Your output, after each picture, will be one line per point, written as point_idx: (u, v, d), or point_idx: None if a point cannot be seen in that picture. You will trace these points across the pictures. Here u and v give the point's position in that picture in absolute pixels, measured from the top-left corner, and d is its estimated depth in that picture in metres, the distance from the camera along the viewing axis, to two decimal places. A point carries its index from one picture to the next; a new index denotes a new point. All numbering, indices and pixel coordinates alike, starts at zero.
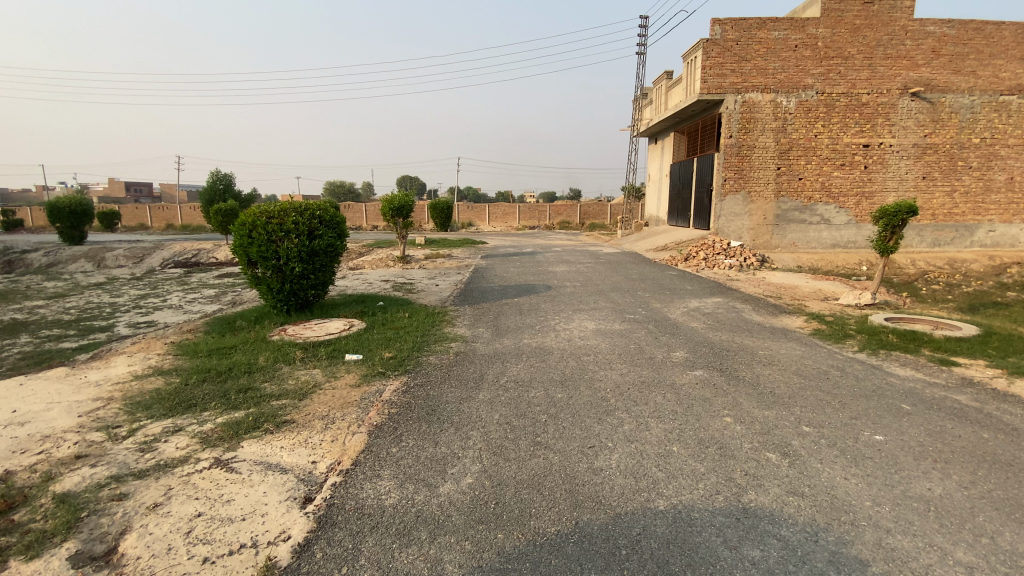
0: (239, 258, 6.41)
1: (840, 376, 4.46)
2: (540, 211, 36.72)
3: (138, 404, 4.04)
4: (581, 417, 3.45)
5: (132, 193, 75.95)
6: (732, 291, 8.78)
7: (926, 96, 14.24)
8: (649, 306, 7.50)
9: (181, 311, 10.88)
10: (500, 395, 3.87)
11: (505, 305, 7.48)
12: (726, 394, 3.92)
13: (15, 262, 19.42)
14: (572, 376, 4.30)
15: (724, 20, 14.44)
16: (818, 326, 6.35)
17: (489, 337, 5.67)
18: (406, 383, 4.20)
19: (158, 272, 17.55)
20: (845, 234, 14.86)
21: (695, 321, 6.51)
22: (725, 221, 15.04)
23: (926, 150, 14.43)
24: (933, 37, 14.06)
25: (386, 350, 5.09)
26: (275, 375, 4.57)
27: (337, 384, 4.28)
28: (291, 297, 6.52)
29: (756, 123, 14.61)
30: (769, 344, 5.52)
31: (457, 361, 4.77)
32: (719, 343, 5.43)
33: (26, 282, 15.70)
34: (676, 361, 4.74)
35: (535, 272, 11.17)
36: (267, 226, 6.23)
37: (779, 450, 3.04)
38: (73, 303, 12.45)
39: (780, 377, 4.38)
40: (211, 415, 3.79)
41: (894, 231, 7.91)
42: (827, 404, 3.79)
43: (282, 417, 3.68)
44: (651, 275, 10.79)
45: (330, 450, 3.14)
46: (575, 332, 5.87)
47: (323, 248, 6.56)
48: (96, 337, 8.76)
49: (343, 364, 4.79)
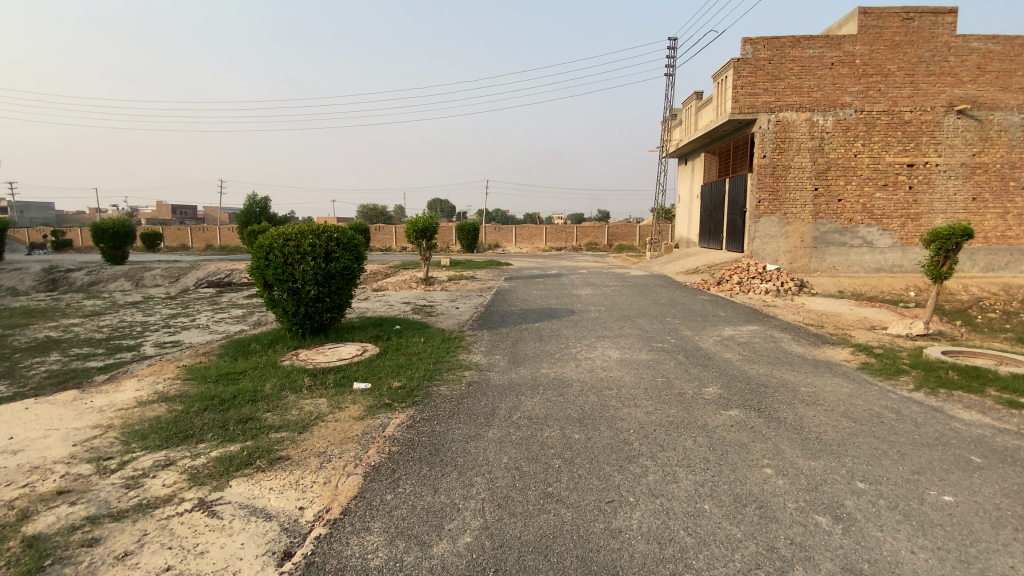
0: (256, 280, 6.29)
1: (895, 420, 3.96)
2: (567, 232, 36.41)
3: (135, 433, 3.88)
4: (599, 464, 3.09)
5: (179, 215, 79.63)
6: (767, 318, 8.25)
7: (973, 113, 13.47)
8: (678, 333, 7.06)
9: (207, 332, 10.94)
10: (512, 434, 3.54)
11: (525, 330, 7.17)
12: (765, 440, 3.49)
13: (60, 281, 20.22)
14: (591, 413, 3.93)
15: (756, 38, 14.11)
16: (865, 359, 5.80)
17: (506, 365, 5.36)
18: (414, 417, 3.93)
19: (191, 291, 17.94)
20: (889, 258, 14.04)
21: (729, 352, 6.05)
22: (760, 243, 14.46)
23: (975, 170, 13.59)
24: (980, 53, 13.35)
25: (395, 378, 4.82)
26: (279, 405, 4.35)
27: (340, 416, 4.03)
28: (307, 320, 6.36)
29: (791, 142, 14.09)
30: (811, 379, 5.02)
31: (470, 392, 4.46)
32: (756, 378, 4.98)
33: (67, 299, 16.22)
34: (706, 398, 4.33)
35: (558, 295, 10.85)
36: (284, 248, 6.11)
37: (831, 513, 2.61)
38: (106, 321, 12.74)
39: (825, 419, 3.91)
40: (205, 448, 3.58)
41: (948, 256, 7.28)
42: (883, 455, 3.32)
43: (277, 453, 3.43)
44: (681, 299, 10.32)
45: (320, 495, 2.87)
46: (597, 362, 5.50)
47: (340, 271, 6.41)
48: (122, 357, 8.83)
49: (350, 394, 4.54)
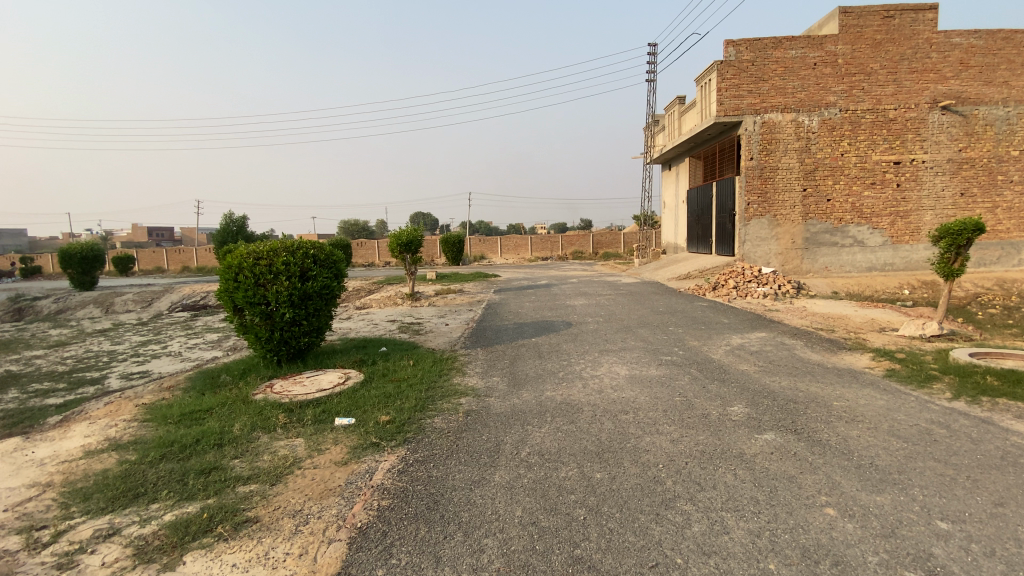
0: (225, 304, 5.70)
1: (949, 438, 3.53)
2: (553, 241, 36.14)
3: (77, 492, 3.27)
4: (631, 513, 2.59)
5: (156, 237, 78.10)
6: (773, 324, 7.86)
7: (957, 109, 13.45)
8: (685, 344, 6.62)
9: (179, 359, 10.20)
10: (523, 477, 3.02)
11: (522, 347, 6.66)
12: (815, 470, 3.04)
13: (24, 310, 19.16)
14: (610, 445, 3.44)
15: (738, 41, 13.96)
16: (890, 365, 5.41)
17: (505, 389, 4.83)
18: (407, 458, 3.39)
19: (165, 316, 17.08)
20: (881, 257, 13.88)
21: (744, 363, 5.61)
22: (752, 246, 14.22)
23: (962, 166, 13.55)
24: (961, 49, 13.37)
25: (382, 411, 4.27)
26: (249, 449, 3.77)
27: (319, 461, 3.47)
28: (282, 346, 5.77)
29: (778, 144, 13.92)
30: (839, 391, 4.59)
31: (468, 424, 3.94)
32: (781, 393, 4.52)
33: (31, 329, 15.29)
34: (734, 419, 3.87)
35: (552, 306, 10.38)
36: (254, 268, 5.54)
37: (923, 567, 2.15)
38: (71, 352, 11.89)
39: (872, 441, 3.48)
40: (157, 510, 3.00)
41: (959, 252, 6.98)
42: (952, 484, 2.90)
43: (244, 514, 2.86)
44: (679, 306, 9.93)
45: (294, 572, 2.32)
46: (605, 380, 5.02)
47: (317, 290, 5.85)
48: (84, 392, 8.10)
49: (331, 432, 3.96)
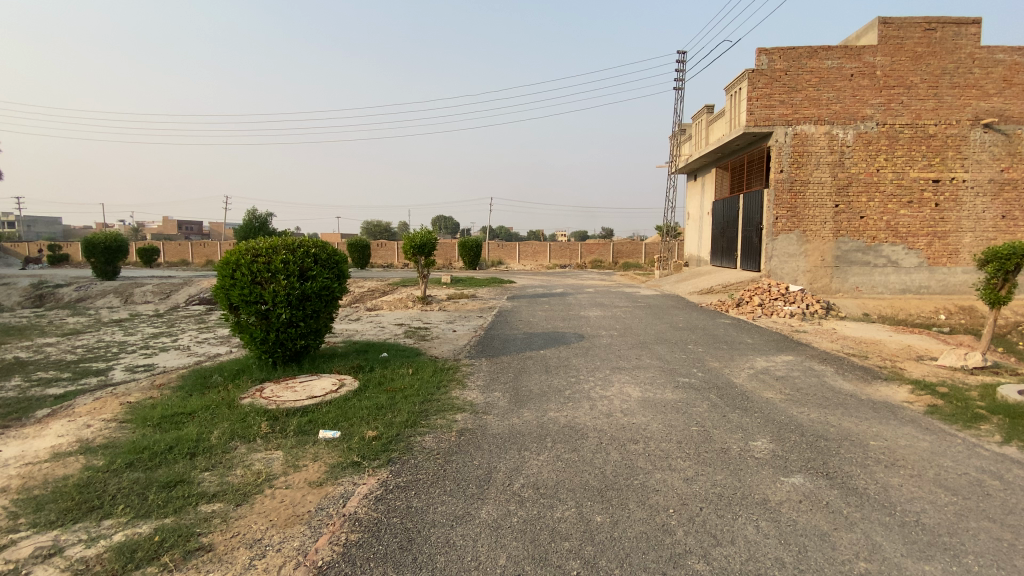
0: (221, 303, 5.45)
1: (1004, 492, 3.05)
2: (572, 249, 35.73)
3: (30, 501, 3.02)
4: (634, 572, 2.21)
5: (184, 230, 79.97)
6: (800, 347, 7.35)
7: (1000, 127, 12.71)
8: (704, 365, 6.18)
9: (186, 354, 10.09)
10: (513, 516, 2.66)
11: (530, 359, 6.30)
12: (851, 527, 2.61)
13: (47, 296, 19.48)
14: (614, 481, 3.06)
15: (771, 49, 13.47)
16: (931, 401, 4.90)
17: (506, 407, 4.47)
18: (388, 483, 3.06)
19: (180, 309, 17.13)
20: (916, 279, 13.15)
21: (768, 390, 5.16)
22: (778, 262, 13.67)
23: (1004, 187, 12.80)
24: (1006, 65, 12.63)
25: (369, 424, 3.95)
26: (222, 461, 3.50)
27: (292, 480, 3.16)
28: (278, 348, 5.50)
29: (810, 157, 13.34)
30: (876, 429, 4.11)
31: (461, 445, 3.61)
32: (809, 428, 4.07)
33: (50, 316, 15.45)
34: (756, 457, 3.45)
35: (565, 316, 10.00)
36: (252, 265, 5.30)
37: None
38: (83, 341, 11.92)
39: (916, 492, 3.03)
40: (109, 528, 2.73)
41: (1008, 278, 6.35)
42: (1014, 552, 2.44)
43: (197, 540, 2.57)
44: (699, 323, 9.46)
45: None
46: (616, 402, 4.62)
47: (316, 291, 5.58)
48: (86, 384, 7.98)
49: (312, 446, 3.67)
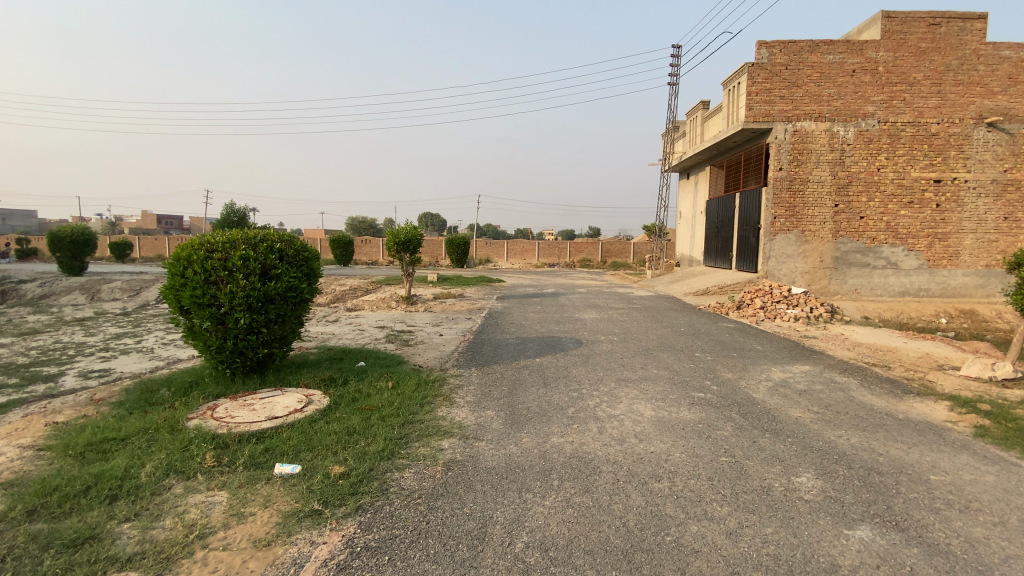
0: (170, 305, 4.72)
1: None
2: (561, 248, 35.15)
3: None
4: None
5: (164, 224, 77.87)
6: (814, 355, 6.81)
7: (1004, 126, 12.37)
8: (717, 377, 5.59)
9: (148, 358, 9.25)
10: None
11: (525, 370, 5.66)
12: None
13: (8, 293, 18.35)
14: (644, 539, 2.43)
15: (772, 42, 12.98)
16: (976, 420, 4.36)
17: (500, 431, 3.82)
18: (356, 544, 2.40)
19: (150, 307, 16.15)
20: (916, 281, 12.78)
21: (794, 407, 4.59)
22: (775, 263, 13.23)
23: (1007, 188, 12.47)
24: (1011, 62, 12.30)
25: (336, 456, 3.29)
26: (149, 507, 2.80)
27: (233, 538, 2.48)
28: (236, 358, 4.80)
29: (810, 154, 12.88)
30: (929, 458, 3.55)
31: (448, 484, 2.96)
32: (856, 458, 3.49)
33: (9, 314, 14.43)
34: (807, 501, 2.84)
35: (559, 319, 9.36)
36: (205, 262, 4.58)
37: None
38: (39, 341, 10.99)
39: (1011, 549, 2.45)
40: None
41: None
42: None
43: None
44: (701, 327, 8.90)
45: None
46: (627, 424, 3.99)
47: (280, 292, 4.86)
48: (32, 392, 7.12)
49: (265, 485, 2.99)
